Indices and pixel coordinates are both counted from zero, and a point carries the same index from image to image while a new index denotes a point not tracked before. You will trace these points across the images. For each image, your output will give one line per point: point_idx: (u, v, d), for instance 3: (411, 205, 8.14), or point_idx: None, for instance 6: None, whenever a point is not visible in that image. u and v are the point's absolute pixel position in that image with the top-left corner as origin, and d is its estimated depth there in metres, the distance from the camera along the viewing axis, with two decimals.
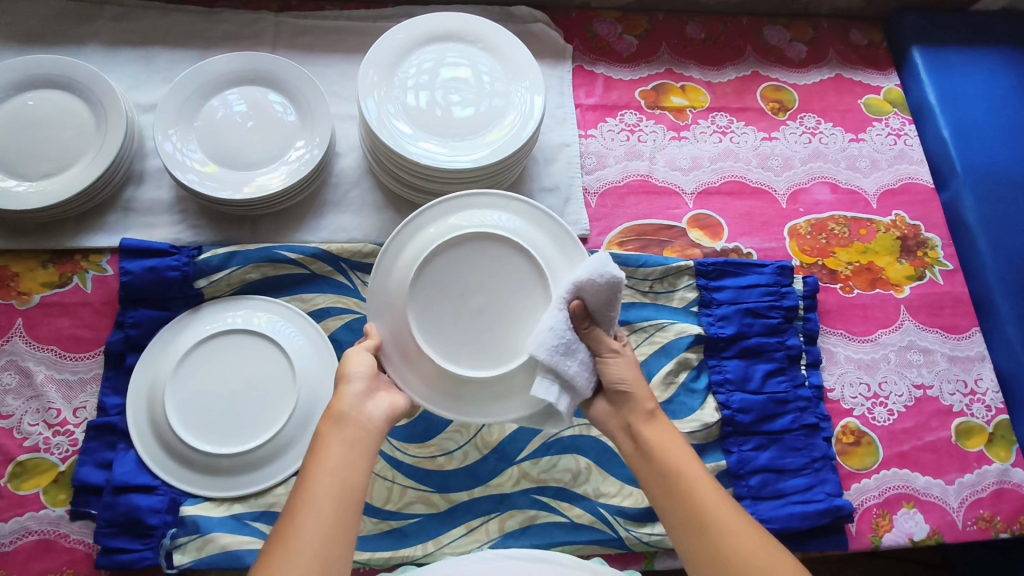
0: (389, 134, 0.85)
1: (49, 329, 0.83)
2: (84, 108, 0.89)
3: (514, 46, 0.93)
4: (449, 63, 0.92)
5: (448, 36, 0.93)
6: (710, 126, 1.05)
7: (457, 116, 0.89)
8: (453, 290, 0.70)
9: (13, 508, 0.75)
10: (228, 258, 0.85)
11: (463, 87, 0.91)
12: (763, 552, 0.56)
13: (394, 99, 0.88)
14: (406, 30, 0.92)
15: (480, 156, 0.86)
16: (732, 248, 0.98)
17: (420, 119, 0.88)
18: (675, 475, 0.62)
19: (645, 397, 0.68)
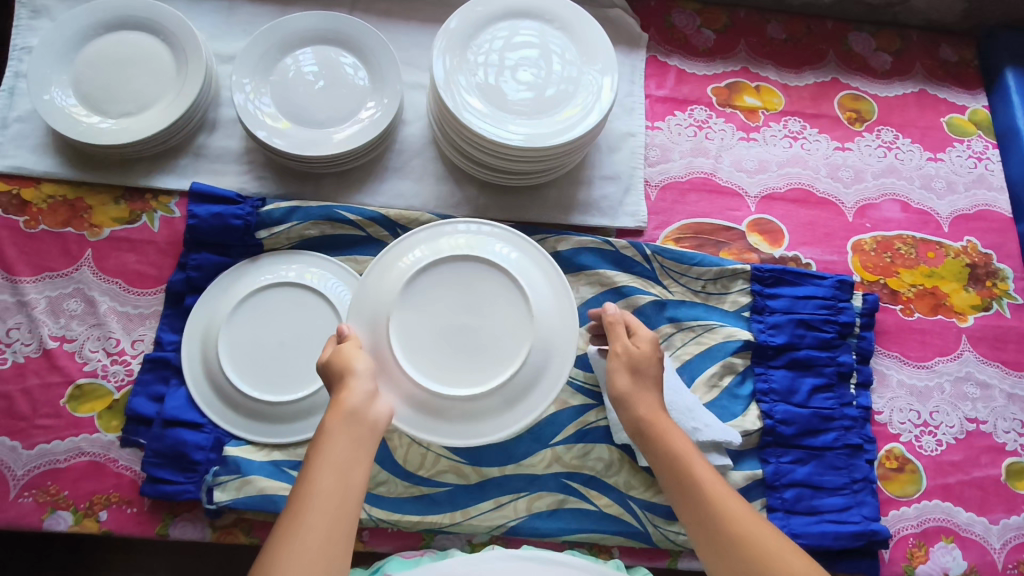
0: (456, 104, 0.84)
1: (116, 263, 0.86)
2: (166, 52, 0.91)
3: (590, 29, 0.90)
4: (526, 40, 0.90)
5: (525, 12, 0.91)
6: (781, 130, 1.02)
7: (527, 93, 0.87)
8: (446, 344, 0.72)
9: (69, 428, 0.79)
10: (289, 212, 0.86)
11: (535, 66, 0.89)
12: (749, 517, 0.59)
13: (465, 72, 0.87)
14: (486, 2, 0.90)
15: (543, 135, 0.84)
16: (791, 256, 0.95)
17: (488, 92, 0.87)
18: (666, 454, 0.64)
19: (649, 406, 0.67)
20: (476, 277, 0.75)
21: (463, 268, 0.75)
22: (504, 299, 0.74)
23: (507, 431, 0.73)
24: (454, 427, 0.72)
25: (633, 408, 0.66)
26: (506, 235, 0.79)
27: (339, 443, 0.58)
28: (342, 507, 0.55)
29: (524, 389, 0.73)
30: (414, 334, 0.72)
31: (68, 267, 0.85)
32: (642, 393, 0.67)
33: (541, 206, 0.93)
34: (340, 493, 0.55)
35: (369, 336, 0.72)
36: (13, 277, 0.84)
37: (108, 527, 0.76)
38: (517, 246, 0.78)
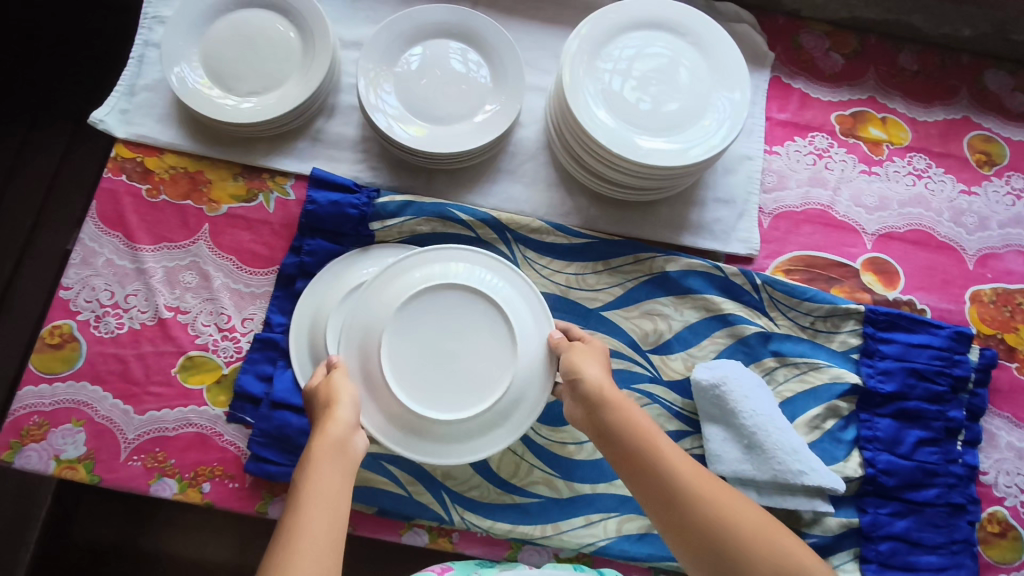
0: (583, 114, 0.83)
1: (231, 240, 0.87)
2: (293, 35, 0.91)
3: (726, 48, 0.87)
4: (658, 52, 0.87)
5: (660, 24, 0.88)
6: (905, 166, 0.98)
7: (655, 108, 0.85)
8: (432, 371, 0.72)
9: (179, 398, 0.81)
10: (403, 206, 0.86)
11: (665, 80, 0.86)
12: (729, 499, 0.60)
13: (595, 81, 0.86)
14: (621, 10, 0.88)
15: (667, 155, 0.82)
16: (904, 300, 0.92)
17: (616, 104, 0.85)
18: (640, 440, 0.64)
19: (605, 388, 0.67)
20: (467, 304, 0.74)
21: (458, 294, 0.74)
22: (488, 327, 0.73)
23: (480, 455, 0.73)
24: (431, 446, 0.72)
25: (608, 413, 0.65)
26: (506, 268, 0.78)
27: (326, 469, 0.58)
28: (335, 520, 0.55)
29: (503, 419, 0.73)
30: (403, 354, 0.72)
31: (186, 240, 0.86)
32: (614, 397, 0.66)
33: (652, 223, 0.91)
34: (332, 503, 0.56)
35: (362, 352, 0.72)
36: (133, 244, 0.85)
37: (210, 498, 0.78)
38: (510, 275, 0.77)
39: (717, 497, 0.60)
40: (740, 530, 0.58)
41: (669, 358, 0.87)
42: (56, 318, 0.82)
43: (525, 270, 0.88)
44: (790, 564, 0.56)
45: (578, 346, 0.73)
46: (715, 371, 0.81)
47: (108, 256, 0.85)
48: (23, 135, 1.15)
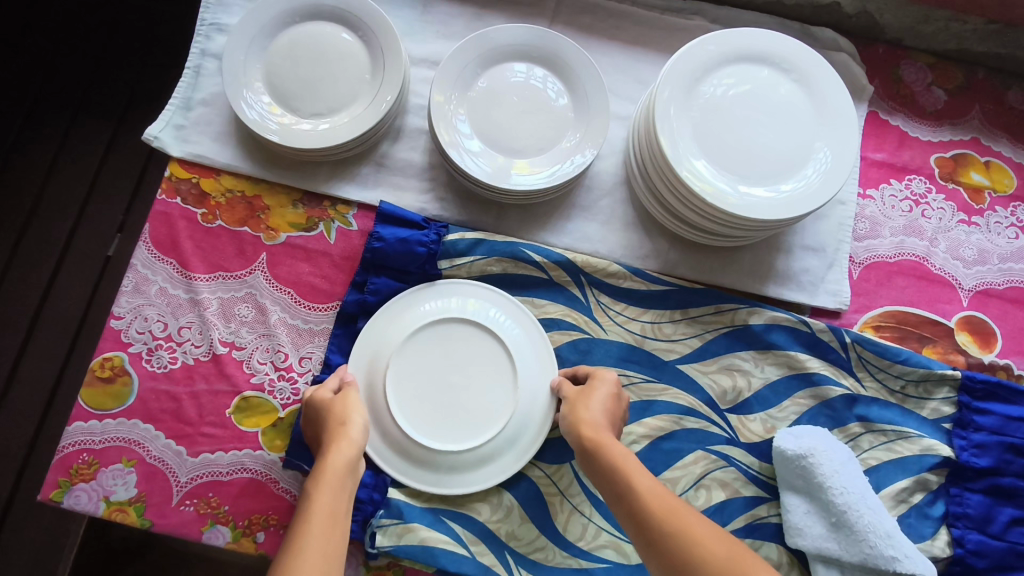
0: (675, 154, 0.77)
1: (289, 271, 0.83)
2: (363, 53, 0.85)
3: (834, 91, 0.80)
4: (755, 89, 0.81)
5: (761, 57, 0.82)
6: (1008, 217, 0.91)
7: (752, 151, 0.79)
8: (431, 400, 0.76)
9: (233, 441, 0.77)
10: (474, 244, 0.82)
11: (761, 120, 0.80)
12: (704, 526, 0.55)
13: (687, 117, 0.79)
14: (718, 41, 0.81)
15: (764, 204, 0.76)
16: (1000, 364, 0.86)
17: (709, 144, 0.78)
18: (619, 476, 0.61)
19: (596, 429, 0.66)
20: (471, 340, 0.79)
21: (464, 330, 0.79)
22: (492, 366, 0.78)
23: (474, 487, 0.75)
24: (429, 476, 0.75)
25: (594, 452, 0.64)
26: (513, 305, 0.81)
27: (328, 488, 0.57)
28: (333, 549, 0.52)
29: (498, 452, 0.76)
30: (408, 385, 0.76)
31: (242, 270, 0.82)
32: (602, 437, 0.65)
33: (734, 271, 0.85)
34: (329, 530, 0.53)
35: (369, 379, 0.76)
36: (188, 273, 0.81)
37: (263, 549, 0.74)
38: (517, 315, 0.81)
39: (692, 523, 0.55)
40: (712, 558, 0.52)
41: (747, 419, 0.81)
42: (107, 349, 0.78)
43: (599, 317, 0.83)
44: None
45: (575, 391, 0.73)
46: (801, 441, 0.76)
47: (161, 284, 0.81)
48: (65, 131, 1.10)
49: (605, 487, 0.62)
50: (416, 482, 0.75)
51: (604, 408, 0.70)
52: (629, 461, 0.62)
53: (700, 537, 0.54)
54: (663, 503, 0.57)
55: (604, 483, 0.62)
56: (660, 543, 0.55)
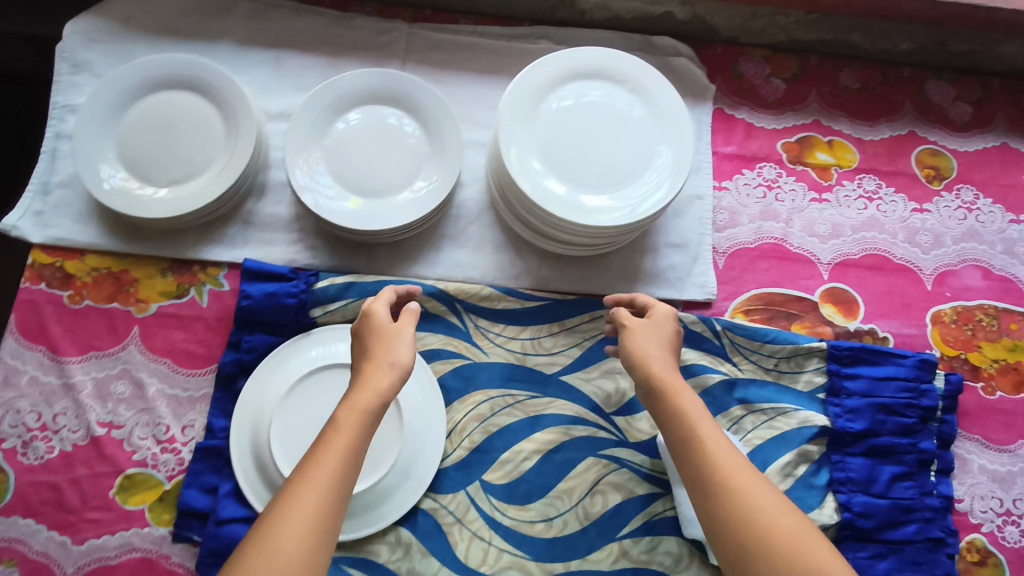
0: (523, 177, 0.79)
1: (163, 341, 0.82)
2: (214, 115, 0.86)
3: (668, 95, 0.84)
4: (595, 103, 0.84)
5: (596, 74, 0.86)
6: (855, 189, 0.96)
7: (598, 163, 0.82)
8: None
9: (119, 522, 0.75)
10: (345, 288, 0.83)
11: (604, 132, 0.83)
12: (770, 501, 0.59)
13: (532, 140, 0.82)
14: (554, 62, 0.84)
15: (615, 211, 0.79)
16: (866, 329, 0.90)
17: (557, 163, 0.82)
18: (690, 431, 0.65)
19: (667, 377, 0.70)
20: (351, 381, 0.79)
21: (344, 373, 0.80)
22: None
23: (380, 523, 0.76)
24: None
25: (665, 394, 0.69)
26: None
27: (343, 439, 0.58)
28: (327, 509, 0.54)
29: (397, 483, 0.77)
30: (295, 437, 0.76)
31: (115, 346, 0.82)
32: (675, 385, 0.69)
33: (605, 277, 0.88)
34: (341, 479, 0.56)
35: (256, 438, 0.77)
36: (58, 357, 0.80)
37: None
38: None
39: (760, 496, 0.60)
40: (770, 517, 0.58)
41: (634, 419, 0.84)
42: None
43: (479, 341, 0.85)
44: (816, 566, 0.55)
45: (641, 323, 0.75)
46: None
47: (31, 373, 0.80)
48: None
49: (671, 433, 0.67)
50: None
51: (666, 348, 0.74)
52: (711, 428, 0.65)
53: (766, 513, 0.58)
54: (734, 470, 0.62)
55: (673, 426, 0.67)
56: (723, 506, 0.60)
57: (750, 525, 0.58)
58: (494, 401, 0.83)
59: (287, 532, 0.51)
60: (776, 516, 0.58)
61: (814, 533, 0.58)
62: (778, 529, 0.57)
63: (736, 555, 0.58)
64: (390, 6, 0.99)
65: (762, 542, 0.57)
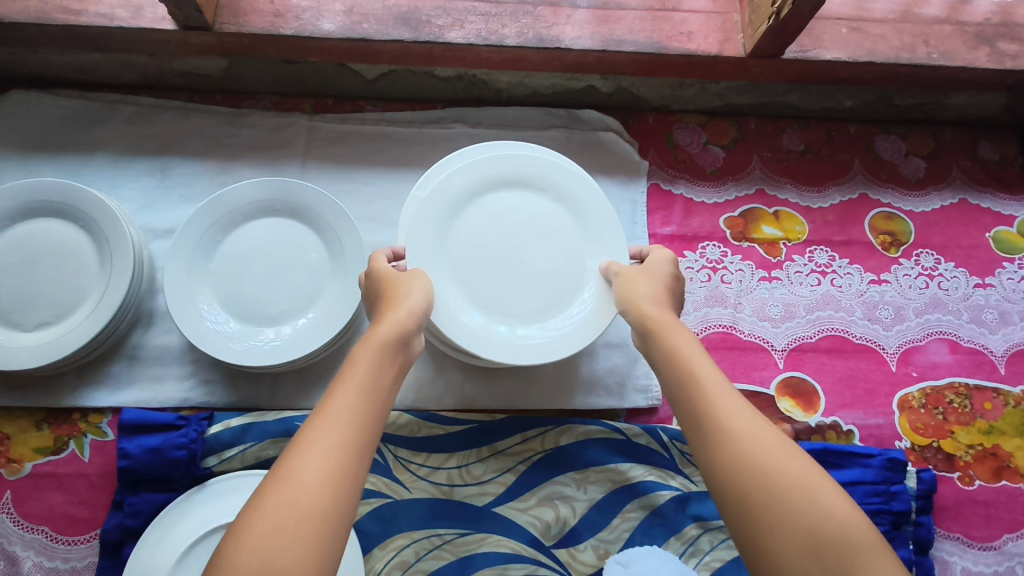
0: (440, 311, 0.69)
1: (40, 505, 0.73)
2: (90, 244, 0.77)
3: (593, 198, 0.77)
4: (513, 218, 0.76)
5: (507, 183, 0.77)
6: (807, 264, 0.89)
7: (520, 290, 0.74)
8: None
9: None
10: (241, 431, 0.74)
11: (524, 250, 0.76)
12: (775, 447, 0.49)
13: (446, 264, 0.73)
14: (464, 173, 0.75)
15: (551, 343, 0.71)
16: (829, 423, 0.82)
17: (475, 290, 0.73)
18: (688, 372, 0.56)
19: (655, 316, 0.63)
20: None
21: None
22: None
23: None
24: None
25: (659, 339, 0.60)
26: None
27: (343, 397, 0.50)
28: (330, 466, 0.45)
29: None
30: None
31: None
32: (670, 325, 0.62)
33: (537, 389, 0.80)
34: (345, 443, 0.47)
35: None
36: None
37: None
38: None
39: (767, 441, 0.49)
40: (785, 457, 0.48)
41: (577, 550, 0.74)
42: None
43: (399, 475, 0.76)
44: (835, 518, 0.44)
45: (636, 271, 0.69)
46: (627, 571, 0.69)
47: None
48: None
49: (666, 374, 0.58)
50: None
51: (657, 285, 0.67)
52: (712, 371, 0.55)
53: (773, 459, 0.48)
54: (740, 414, 0.52)
55: (670, 367, 0.58)
56: (723, 448, 0.50)
57: (752, 462, 0.48)
58: (419, 545, 0.73)
59: (298, 472, 0.45)
60: (783, 463, 0.48)
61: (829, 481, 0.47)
62: (788, 482, 0.47)
63: (738, 495, 0.48)
64: (289, 98, 0.91)
65: (764, 483, 0.47)
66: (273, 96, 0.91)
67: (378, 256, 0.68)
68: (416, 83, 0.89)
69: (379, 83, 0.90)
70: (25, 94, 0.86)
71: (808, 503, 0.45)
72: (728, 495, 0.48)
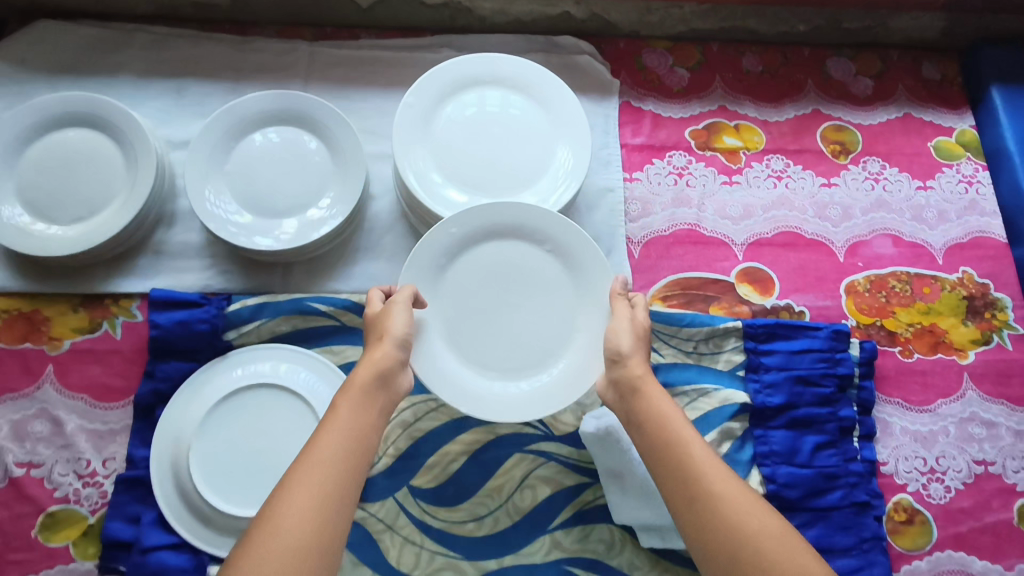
0: (425, 362, 0.75)
1: (79, 376, 0.82)
2: (116, 149, 0.86)
3: (585, 244, 0.80)
4: (503, 278, 0.80)
5: (505, 230, 0.81)
6: (764, 170, 0.98)
7: (507, 352, 0.79)
8: (242, 469, 0.77)
9: (44, 560, 0.76)
10: (258, 309, 0.83)
11: (513, 170, 0.84)
12: (739, 501, 0.57)
13: (437, 317, 0.79)
14: (458, 221, 0.79)
15: (530, 400, 0.77)
16: (782, 305, 0.92)
17: (462, 343, 0.78)
18: (660, 423, 0.64)
19: (637, 366, 0.69)
20: (263, 402, 0.80)
21: (255, 395, 0.80)
22: (290, 414, 0.80)
23: None
24: None
25: (631, 388, 0.67)
26: (292, 352, 0.83)
27: (332, 445, 0.57)
28: (329, 515, 0.54)
29: None
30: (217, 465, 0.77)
31: (29, 386, 0.81)
32: (644, 376, 0.68)
33: None
34: (341, 492, 0.55)
35: (178, 473, 0.77)
36: None
37: None
38: (299, 361, 0.82)
39: (730, 495, 0.58)
40: (716, 489, 0.58)
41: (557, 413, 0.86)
42: None
43: None
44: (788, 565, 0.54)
45: (618, 314, 0.74)
46: (601, 420, 0.80)
47: None
48: None
49: (637, 422, 0.65)
50: None
51: (635, 330, 0.72)
52: (681, 422, 0.63)
53: (735, 513, 0.57)
54: (708, 468, 0.60)
55: (641, 416, 0.65)
56: (691, 508, 0.58)
57: (717, 524, 0.57)
58: (418, 407, 0.85)
59: (291, 513, 0.53)
60: (744, 518, 0.56)
61: (781, 525, 0.57)
62: (748, 535, 0.55)
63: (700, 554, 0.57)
64: (292, 28, 1.00)
65: (725, 532, 0.56)
66: (278, 26, 1.00)
67: (375, 295, 0.73)
68: (407, 12, 0.99)
69: (374, 12, 0.99)
70: (52, 22, 0.95)
71: (762, 550, 0.54)
72: (693, 545, 0.57)
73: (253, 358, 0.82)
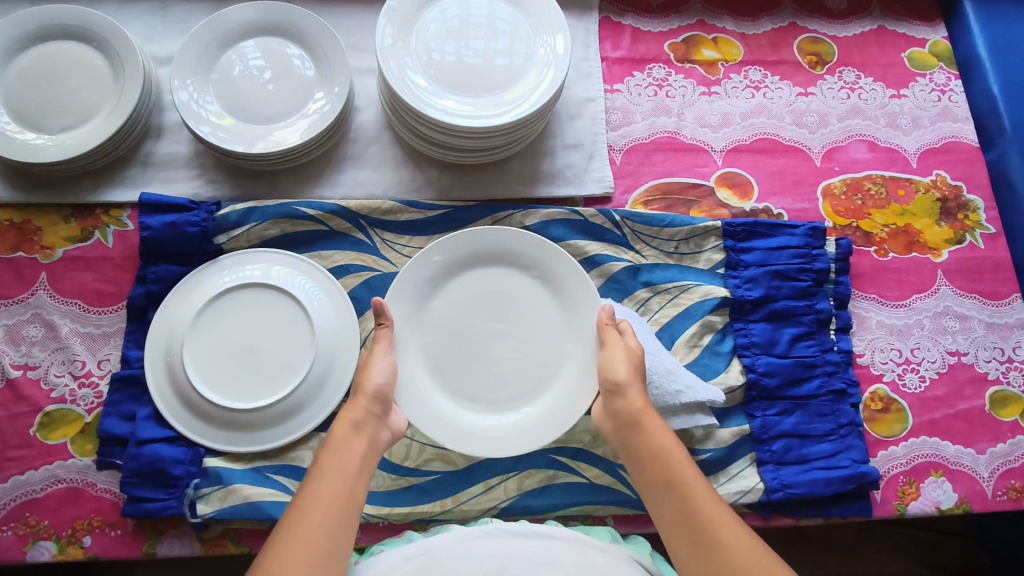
0: (407, 395, 0.76)
1: (72, 282, 0.84)
2: (102, 61, 0.87)
3: (571, 271, 0.80)
4: (490, 307, 0.82)
5: (492, 258, 0.83)
6: (742, 81, 1.00)
7: (493, 384, 0.80)
8: (237, 367, 0.79)
9: (42, 457, 0.78)
10: (246, 214, 0.84)
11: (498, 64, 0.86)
12: (740, 539, 0.56)
13: (420, 344, 0.80)
14: (441, 248, 0.81)
15: (517, 431, 0.77)
16: (761, 208, 0.94)
17: (447, 373, 0.80)
18: (658, 462, 0.62)
19: (637, 400, 0.67)
20: (253, 304, 0.81)
21: (244, 298, 0.81)
22: (280, 313, 0.81)
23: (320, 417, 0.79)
24: (277, 430, 0.78)
25: (631, 424, 0.65)
26: (278, 256, 0.84)
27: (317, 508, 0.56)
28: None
29: (326, 372, 0.79)
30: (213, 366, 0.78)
31: (23, 293, 0.83)
32: (643, 413, 0.65)
33: (505, 182, 0.91)
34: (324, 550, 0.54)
35: (171, 373, 0.78)
36: None
37: (93, 551, 0.76)
38: (286, 264, 0.83)
39: (730, 532, 0.57)
40: (717, 527, 0.57)
41: None
42: None
43: (387, 253, 0.87)
44: None
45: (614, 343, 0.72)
46: None
47: None
48: None
49: (637, 461, 0.64)
50: (269, 437, 0.78)
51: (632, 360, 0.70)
52: (681, 458, 0.62)
53: (735, 550, 0.55)
54: (708, 506, 0.58)
55: (640, 455, 0.63)
56: (692, 544, 0.57)
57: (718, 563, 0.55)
58: None
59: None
60: (744, 554, 0.55)
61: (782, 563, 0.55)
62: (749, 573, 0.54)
63: None
64: None
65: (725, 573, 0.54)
66: None
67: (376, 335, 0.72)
68: None
69: None
70: None
71: None
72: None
73: (239, 264, 0.83)
